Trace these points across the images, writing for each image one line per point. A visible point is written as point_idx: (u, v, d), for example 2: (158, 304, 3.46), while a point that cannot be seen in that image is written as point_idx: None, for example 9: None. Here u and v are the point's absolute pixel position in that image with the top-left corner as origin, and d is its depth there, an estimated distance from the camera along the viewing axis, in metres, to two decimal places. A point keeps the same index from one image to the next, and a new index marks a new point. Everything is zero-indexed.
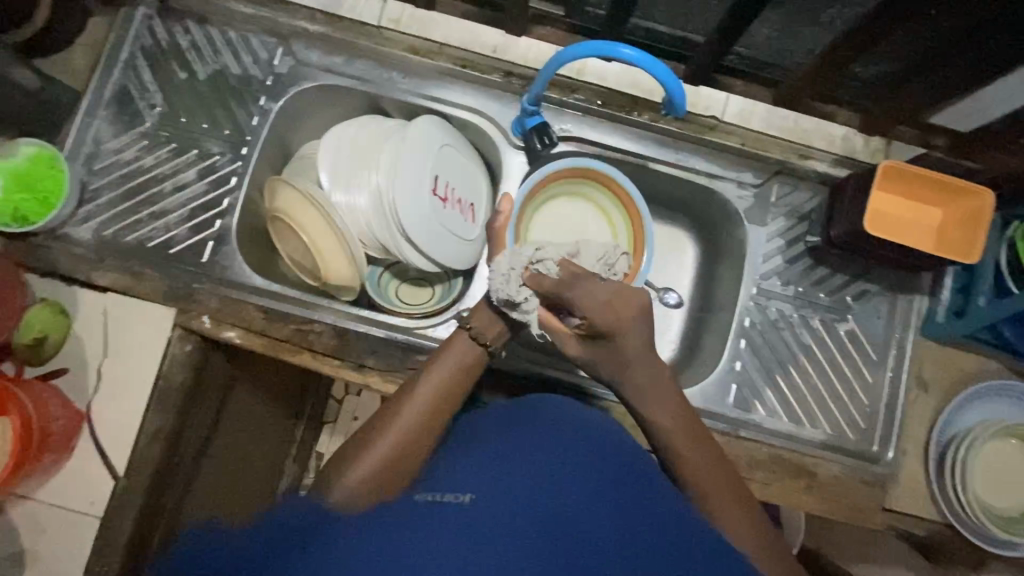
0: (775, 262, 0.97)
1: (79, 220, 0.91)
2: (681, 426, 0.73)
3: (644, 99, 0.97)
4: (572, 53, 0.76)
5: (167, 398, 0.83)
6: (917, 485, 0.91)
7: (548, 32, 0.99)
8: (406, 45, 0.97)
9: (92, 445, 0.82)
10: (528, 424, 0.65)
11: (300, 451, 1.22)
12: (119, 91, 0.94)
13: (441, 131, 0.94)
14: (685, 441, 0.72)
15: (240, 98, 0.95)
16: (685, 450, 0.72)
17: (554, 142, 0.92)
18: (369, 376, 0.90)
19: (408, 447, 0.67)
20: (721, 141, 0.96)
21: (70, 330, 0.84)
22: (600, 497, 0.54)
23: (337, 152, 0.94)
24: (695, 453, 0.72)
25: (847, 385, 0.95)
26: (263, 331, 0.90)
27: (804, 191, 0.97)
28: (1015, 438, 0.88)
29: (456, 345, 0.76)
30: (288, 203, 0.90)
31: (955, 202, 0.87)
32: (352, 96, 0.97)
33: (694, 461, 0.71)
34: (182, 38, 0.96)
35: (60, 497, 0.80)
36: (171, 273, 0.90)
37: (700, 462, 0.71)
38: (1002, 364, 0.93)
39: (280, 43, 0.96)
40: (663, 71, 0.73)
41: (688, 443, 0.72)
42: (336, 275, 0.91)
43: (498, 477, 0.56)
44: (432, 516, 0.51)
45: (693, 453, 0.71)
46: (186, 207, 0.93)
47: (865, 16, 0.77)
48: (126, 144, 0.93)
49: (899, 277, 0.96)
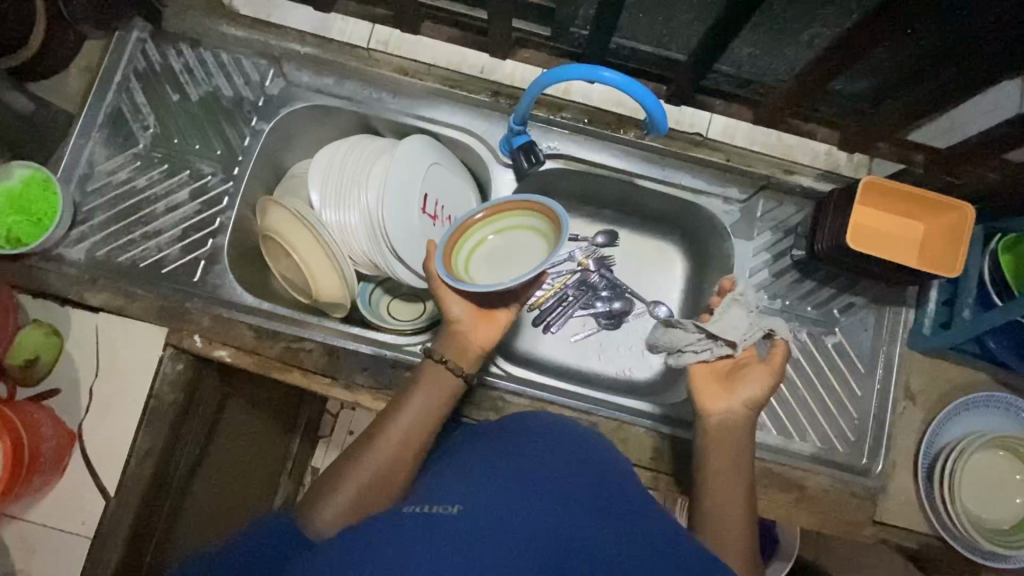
0: (762, 275, 0.98)
1: (73, 241, 0.92)
2: (721, 430, 0.79)
3: (629, 116, 0.99)
4: (551, 76, 0.78)
5: (159, 417, 0.84)
6: (907, 498, 0.92)
7: (532, 54, 1.02)
8: (396, 67, 0.99)
9: (83, 464, 0.82)
10: (515, 440, 0.65)
11: (296, 466, 1.22)
12: (112, 112, 0.96)
13: (430, 149, 0.96)
14: (721, 443, 0.78)
15: (232, 119, 0.97)
16: (718, 455, 0.77)
17: (541, 160, 0.93)
18: (359, 394, 0.91)
19: (383, 474, 0.69)
20: (705, 157, 0.97)
21: (62, 350, 0.85)
22: (584, 512, 0.54)
23: (326, 170, 0.95)
24: (727, 461, 0.77)
25: (837, 398, 0.95)
26: (255, 350, 0.91)
27: (789, 206, 0.98)
28: (1004, 450, 0.88)
29: (427, 375, 0.79)
30: (279, 222, 0.91)
31: (937, 216, 0.88)
32: (343, 116, 0.99)
33: (721, 466, 0.76)
34: (175, 60, 0.98)
35: (50, 517, 0.80)
36: (163, 293, 0.91)
37: (724, 471, 0.76)
38: (988, 375, 0.94)
39: (271, 65, 0.98)
40: (644, 94, 0.75)
41: (723, 447, 0.77)
42: (327, 291, 0.92)
43: (488, 489, 0.56)
44: (416, 533, 0.51)
45: (727, 459, 0.77)
46: (178, 227, 0.93)
47: (841, 37, 0.79)
48: (120, 165, 0.95)
49: (885, 289, 0.97)
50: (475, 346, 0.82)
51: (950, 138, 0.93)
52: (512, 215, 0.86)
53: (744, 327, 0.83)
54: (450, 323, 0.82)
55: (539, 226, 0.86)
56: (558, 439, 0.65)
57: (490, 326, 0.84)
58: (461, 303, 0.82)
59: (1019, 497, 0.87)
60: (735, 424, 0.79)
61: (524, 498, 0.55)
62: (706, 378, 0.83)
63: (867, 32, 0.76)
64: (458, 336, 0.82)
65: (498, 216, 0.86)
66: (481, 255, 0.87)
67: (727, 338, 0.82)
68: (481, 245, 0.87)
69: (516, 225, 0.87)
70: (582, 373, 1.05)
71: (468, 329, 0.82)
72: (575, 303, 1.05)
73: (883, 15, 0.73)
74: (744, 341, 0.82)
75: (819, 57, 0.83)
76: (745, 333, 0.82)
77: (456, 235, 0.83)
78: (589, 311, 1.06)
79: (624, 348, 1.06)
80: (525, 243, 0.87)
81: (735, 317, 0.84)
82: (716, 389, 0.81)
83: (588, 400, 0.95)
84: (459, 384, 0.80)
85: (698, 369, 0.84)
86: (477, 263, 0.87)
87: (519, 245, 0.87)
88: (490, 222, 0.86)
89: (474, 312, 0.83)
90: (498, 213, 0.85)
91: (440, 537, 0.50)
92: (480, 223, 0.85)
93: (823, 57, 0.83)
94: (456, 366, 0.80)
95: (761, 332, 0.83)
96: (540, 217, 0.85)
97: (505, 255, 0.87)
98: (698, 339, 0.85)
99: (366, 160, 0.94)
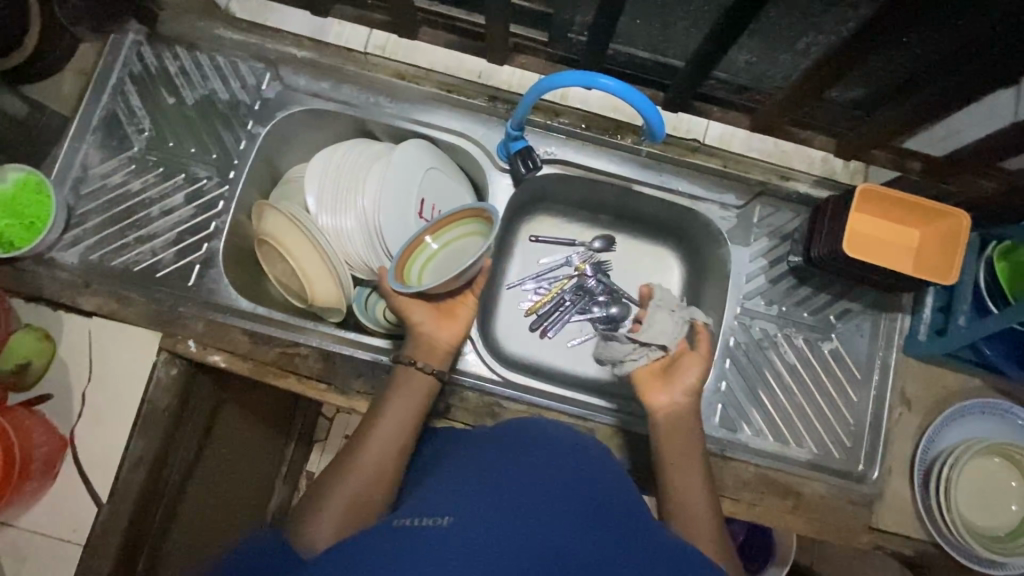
0: (758, 281, 0.98)
1: (66, 245, 0.91)
2: (672, 419, 0.80)
3: (626, 122, 0.99)
4: (546, 84, 0.78)
5: (152, 423, 0.83)
6: (904, 504, 0.92)
7: (529, 60, 1.01)
8: (393, 71, 0.99)
9: (74, 471, 0.81)
10: (510, 452, 0.64)
11: (291, 471, 1.21)
12: (107, 116, 0.95)
13: (426, 154, 0.95)
14: (680, 437, 0.79)
15: (227, 122, 0.96)
16: (675, 449, 0.78)
17: (538, 165, 0.92)
18: (354, 400, 0.91)
19: (373, 479, 0.69)
20: (702, 163, 0.98)
21: (54, 355, 0.84)
22: (581, 522, 0.54)
23: (321, 175, 0.94)
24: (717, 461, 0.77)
25: (831, 403, 0.95)
26: (249, 355, 0.90)
27: (785, 213, 0.98)
28: (999, 458, 0.88)
29: (402, 380, 0.79)
30: (275, 227, 0.91)
31: (933, 223, 0.88)
32: (340, 120, 0.99)
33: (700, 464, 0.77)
34: (170, 63, 0.97)
35: (41, 525, 0.79)
36: (157, 297, 0.90)
37: (691, 461, 0.77)
38: (985, 382, 0.95)
39: (268, 68, 0.97)
40: (641, 102, 0.75)
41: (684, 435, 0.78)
42: (323, 297, 0.92)
43: (476, 501, 0.55)
44: (411, 544, 0.50)
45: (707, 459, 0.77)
46: (173, 231, 0.93)
47: (836, 47, 0.79)
48: (114, 168, 0.94)
49: (880, 295, 0.97)
50: (444, 344, 0.83)
51: (945, 146, 0.93)
52: (454, 225, 0.87)
53: (670, 326, 0.86)
54: (415, 327, 0.82)
55: (482, 229, 0.88)
56: (551, 449, 0.64)
57: (452, 321, 0.85)
58: (421, 308, 0.83)
59: (1015, 505, 0.87)
60: (681, 412, 0.80)
61: (513, 509, 0.54)
62: (647, 378, 0.85)
63: (861, 41, 0.76)
64: (424, 338, 0.82)
65: (444, 228, 0.87)
66: (432, 269, 0.88)
67: (658, 340, 0.86)
68: (430, 256, 0.87)
69: (461, 236, 0.88)
70: (579, 377, 1.04)
71: (434, 330, 0.83)
72: (572, 307, 1.05)
73: (876, 25, 0.73)
74: (671, 339, 0.86)
75: (814, 64, 0.83)
76: (672, 332, 0.86)
77: (404, 254, 0.84)
78: (586, 316, 1.04)
79: None
80: (471, 249, 0.88)
81: (663, 319, 0.88)
82: (657, 385, 0.83)
83: (585, 405, 0.95)
84: (433, 382, 0.81)
85: (641, 371, 0.86)
86: (429, 275, 0.88)
87: (465, 249, 0.88)
88: (437, 235, 0.87)
89: (433, 313, 0.84)
90: (444, 225, 0.86)
91: (429, 549, 0.49)
92: (427, 237, 0.86)
93: (817, 68, 0.83)
94: (428, 366, 0.80)
95: (682, 323, 0.88)
96: (479, 220, 0.88)
97: (456, 264, 0.88)
98: (631, 348, 0.88)
99: (361, 164, 0.94)
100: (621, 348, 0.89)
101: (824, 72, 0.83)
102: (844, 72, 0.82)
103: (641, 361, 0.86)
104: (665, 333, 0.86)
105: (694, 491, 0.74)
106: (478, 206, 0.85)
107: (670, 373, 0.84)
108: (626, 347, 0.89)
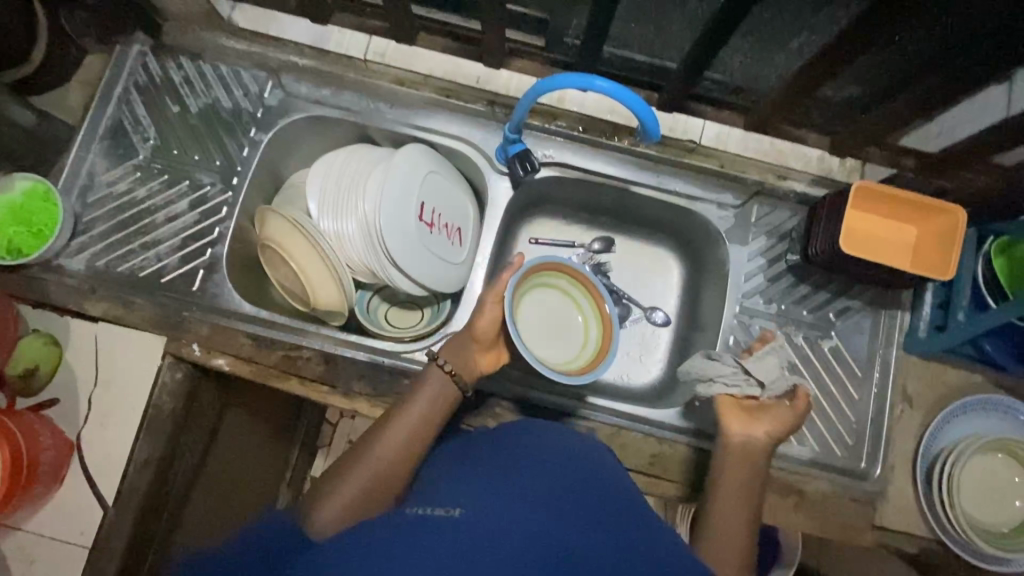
0: (757, 280, 0.99)
1: (72, 252, 0.93)
2: (742, 451, 0.79)
3: (623, 124, 1.00)
4: (544, 86, 0.79)
5: (158, 425, 0.84)
6: (907, 501, 0.91)
7: (526, 64, 1.03)
8: (391, 77, 1.01)
9: (82, 473, 0.82)
10: (521, 447, 0.65)
11: (295, 475, 1.22)
12: (113, 125, 0.97)
13: (427, 159, 0.96)
14: (737, 462, 0.78)
15: (230, 130, 0.98)
16: (732, 469, 0.78)
17: (536, 168, 0.93)
18: (356, 402, 0.92)
19: (383, 474, 0.69)
20: (699, 163, 0.99)
21: (61, 360, 0.86)
22: (590, 515, 0.55)
23: (325, 180, 0.96)
24: (743, 481, 0.77)
25: (834, 402, 0.95)
26: (253, 358, 0.91)
27: (783, 211, 0.99)
28: (1003, 453, 0.88)
29: (430, 381, 0.77)
30: (279, 232, 0.91)
31: (930, 219, 0.89)
32: (341, 127, 1.00)
33: (736, 483, 0.76)
34: (175, 73, 0.99)
35: (49, 528, 0.80)
36: (162, 302, 0.92)
37: (737, 479, 0.76)
38: (985, 377, 0.95)
39: (270, 77, 0.99)
40: (636, 103, 0.75)
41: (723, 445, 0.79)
42: (325, 300, 0.93)
43: (486, 494, 0.56)
44: (425, 530, 0.51)
45: (740, 476, 0.77)
46: (177, 236, 0.94)
47: (828, 45, 0.80)
48: (120, 176, 0.96)
49: (879, 293, 0.98)
50: (479, 367, 0.82)
51: (940, 142, 0.93)
52: (569, 280, 0.95)
53: (776, 375, 0.83)
54: (472, 333, 0.82)
55: (587, 332, 0.95)
56: (561, 447, 0.65)
57: (496, 353, 0.85)
58: (490, 321, 0.81)
59: (1020, 501, 0.87)
60: (754, 448, 0.79)
61: (521, 502, 0.55)
62: (730, 408, 0.83)
63: (852, 38, 0.77)
64: (466, 350, 0.81)
65: (580, 294, 0.96)
66: (534, 304, 0.95)
67: (759, 376, 0.83)
68: (552, 294, 0.96)
69: (572, 303, 0.96)
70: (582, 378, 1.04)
71: (479, 348, 0.82)
72: None
73: (866, 23, 0.74)
74: (774, 385, 0.83)
75: (806, 63, 0.84)
76: (776, 380, 0.83)
77: (550, 269, 0.92)
78: None
79: (623, 353, 1.06)
80: (569, 326, 0.96)
81: (770, 364, 0.85)
82: (740, 417, 0.82)
83: (587, 404, 0.95)
84: (456, 393, 0.78)
85: (724, 399, 0.83)
86: (537, 299, 0.95)
87: (566, 324, 0.96)
88: (572, 290, 0.95)
89: (496, 338, 0.84)
90: (582, 292, 0.95)
91: (438, 535, 0.50)
92: (569, 282, 0.95)
93: (810, 67, 0.84)
94: (460, 379, 0.78)
95: (785, 382, 0.83)
96: (596, 326, 0.95)
97: (545, 318, 0.95)
98: (734, 373, 0.84)
99: (364, 169, 0.95)
100: (728, 369, 0.84)
101: (817, 72, 0.84)
102: (837, 71, 0.84)
103: (733, 391, 0.83)
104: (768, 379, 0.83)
105: (730, 505, 0.74)
106: (601, 293, 0.93)
107: (758, 415, 0.82)
108: (733, 377, 0.83)
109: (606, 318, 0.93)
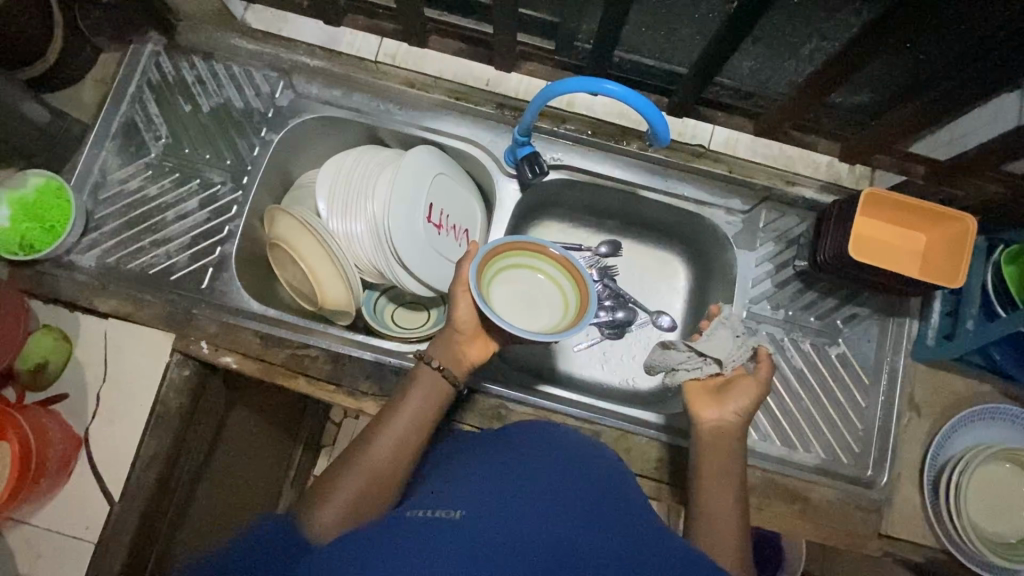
0: (764, 286, 0.98)
1: (83, 248, 0.93)
2: (715, 436, 0.78)
3: (632, 129, 1.01)
4: (552, 90, 0.79)
5: (165, 421, 0.85)
6: (913, 510, 0.91)
7: (536, 67, 1.03)
8: (402, 79, 1.02)
9: (89, 469, 0.82)
10: (520, 449, 0.65)
11: (299, 474, 1.22)
12: (126, 123, 0.98)
13: (436, 160, 0.96)
14: (714, 450, 0.77)
15: (241, 129, 0.98)
16: (709, 454, 0.77)
17: (545, 170, 0.93)
18: (362, 402, 0.92)
19: (379, 476, 0.69)
20: (707, 169, 0.99)
21: (71, 356, 0.86)
22: (592, 517, 0.55)
23: (334, 181, 0.96)
24: (718, 468, 0.76)
25: (841, 409, 0.95)
26: (260, 357, 0.92)
27: (791, 217, 0.99)
28: (1011, 463, 0.88)
29: (422, 380, 0.78)
30: (288, 231, 0.92)
31: (939, 227, 0.88)
32: (351, 128, 1.01)
33: (713, 470, 0.76)
34: (187, 72, 1.00)
35: (55, 523, 0.81)
36: (171, 299, 0.92)
37: (718, 473, 0.75)
38: (993, 387, 0.95)
39: (281, 77, 1.00)
40: (644, 105, 0.75)
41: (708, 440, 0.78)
42: (332, 299, 0.93)
43: (487, 496, 0.55)
44: (426, 533, 0.51)
45: (718, 463, 0.76)
46: (187, 235, 0.95)
47: (839, 51, 0.80)
48: (131, 174, 0.97)
49: (887, 301, 0.97)
50: (469, 360, 0.82)
51: (951, 149, 0.92)
52: (530, 254, 0.88)
53: (731, 347, 0.84)
54: (453, 327, 0.81)
55: (566, 294, 0.88)
56: (562, 450, 0.65)
57: (485, 339, 0.83)
58: (467, 308, 0.80)
59: None
60: (727, 431, 0.78)
61: (522, 503, 0.54)
62: (698, 393, 0.83)
63: (864, 45, 0.77)
64: (453, 344, 0.81)
65: (544, 259, 0.88)
66: (501, 287, 0.88)
67: (714, 354, 0.83)
68: (513, 269, 0.89)
69: (535, 271, 0.89)
70: (588, 382, 1.04)
71: (465, 341, 0.81)
72: None
73: (878, 30, 0.74)
74: (731, 360, 0.83)
75: (818, 70, 0.84)
76: (732, 353, 0.83)
77: (498, 250, 0.84)
78: (594, 322, 1.05)
79: (628, 357, 1.06)
80: (546, 292, 0.90)
81: (722, 338, 0.85)
82: (707, 400, 0.81)
83: (592, 408, 0.95)
84: (451, 393, 0.79)
85: (691, 386, 0.84)
86: (501, 278, 0.88)
87: (542, 292, 0.90)
88: (534, 256, 0.88)
89: (473, 330, 0.81)
90: (545, 256, 0.87)
91: (439, 537, 0.50)
92: (525, 249, 0.87)
93: (821, 73, 0.84)
94: (451, 374, 0.79)
95: (744, 351, 0.84)
96: (572, 285, 0.88)
97: (519, 292, 0.89)
98: (689, 358, 0.86)
99: (373, 170, 0.96)
100: (683, 355, 0.87)
101: (828, 78, 0.84)
102: (847, 78, 0.84)
103: (692, 374, 0.84)
104: (722, 350, 0.83)
105: (719, 502, 0.73)
106: (565, 256, 0.86)
107: (723, 395, 0.81)
108: (688, 358, 0.86)
109: (580, 281, 0.86)
